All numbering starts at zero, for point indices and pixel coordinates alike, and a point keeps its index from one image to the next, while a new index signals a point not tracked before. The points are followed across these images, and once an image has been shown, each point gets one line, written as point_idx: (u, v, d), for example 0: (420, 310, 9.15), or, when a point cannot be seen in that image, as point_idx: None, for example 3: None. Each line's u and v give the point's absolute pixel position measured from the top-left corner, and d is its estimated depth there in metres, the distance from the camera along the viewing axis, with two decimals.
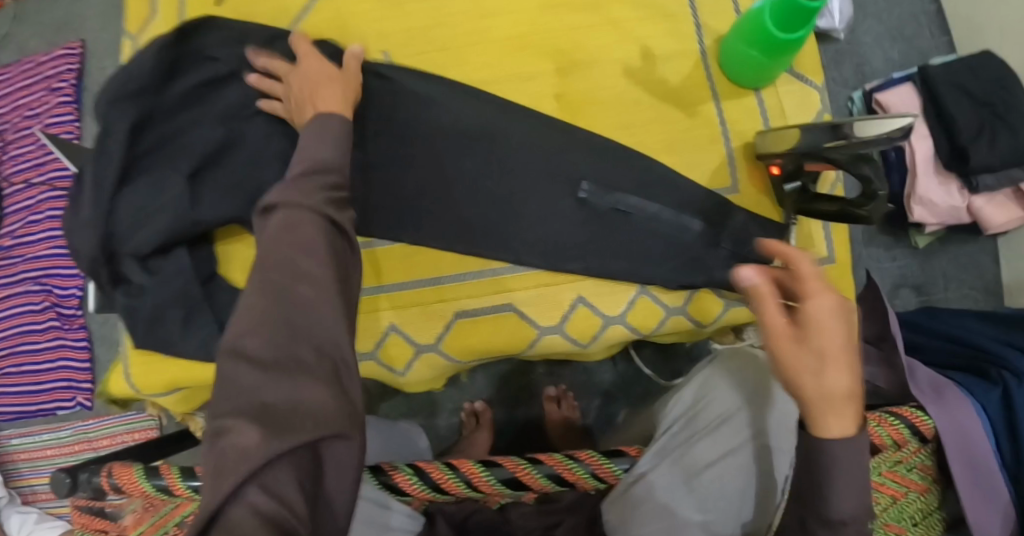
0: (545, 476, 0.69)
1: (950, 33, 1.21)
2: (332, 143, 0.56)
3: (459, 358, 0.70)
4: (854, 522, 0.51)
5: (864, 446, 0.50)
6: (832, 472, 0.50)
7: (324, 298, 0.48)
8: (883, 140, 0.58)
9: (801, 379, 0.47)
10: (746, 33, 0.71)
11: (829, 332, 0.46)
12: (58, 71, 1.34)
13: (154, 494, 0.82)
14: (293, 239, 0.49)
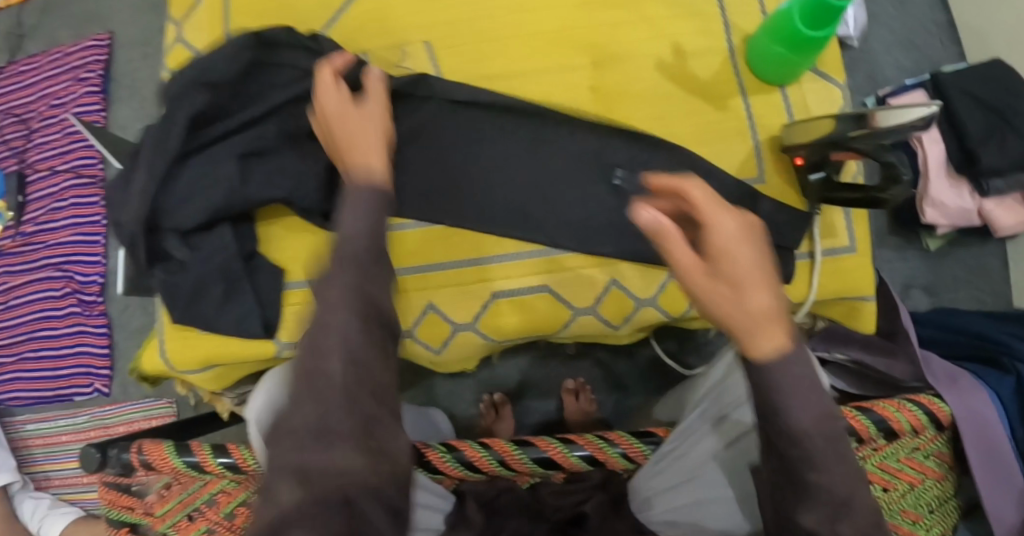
0: (577, 456, 0.71)
1: (960, 43, 1.25)
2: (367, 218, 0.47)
3: (494, 336, 0.73)
4: (815, 437, 0.44)
5: (804, 356, 0.45)
6: (786, 395, 0.44)
7: None
8: (906, 128, 0.61)
9: (721, 307, 0.45)
10: (772, 32, 0.73)
11: (734, 255, 0.45)
12: (85, 61, 1.37)
13: (184, 470, 0.84)
14: None
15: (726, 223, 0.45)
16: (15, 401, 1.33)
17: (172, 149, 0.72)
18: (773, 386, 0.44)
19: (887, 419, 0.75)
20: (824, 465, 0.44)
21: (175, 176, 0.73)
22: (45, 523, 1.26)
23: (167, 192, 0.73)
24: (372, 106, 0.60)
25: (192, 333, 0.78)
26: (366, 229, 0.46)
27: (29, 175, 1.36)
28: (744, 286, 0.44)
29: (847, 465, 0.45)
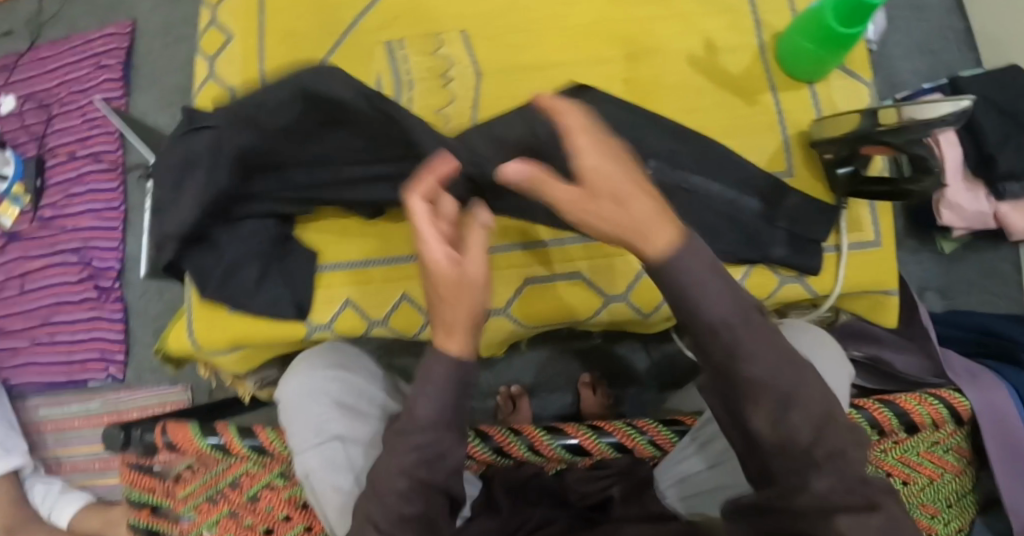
0: (605, 442, 0.76)
1: (977, 49, 1.26)
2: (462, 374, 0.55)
3: (526, 323, 0.73)
4: (732, 321, 0.48)
5: (693, 241, 0.48)
6: (694, 291, 0.48)
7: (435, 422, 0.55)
8: (936, 122, 0.63)
9: (610, 222, 0.46)
10: (805, 28, 0.74)
11: (607, 174, 0.44)
12: (107, 48, 1.38)
13: (208, 453, 0.82)
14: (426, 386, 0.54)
15: (588, 155, 0.44)
16: (29, 385, 1.34)
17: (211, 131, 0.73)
18: (677, 285, 0.48)
19: (909, 412, 0.76)
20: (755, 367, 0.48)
21: None
22: (56, 508, 1.26)
23: None
24: (473, 247, 0.50)
25: (222, 312, 0.78)
26: (432, 418, 0.55)
27: (48, 160, 1.36)
28: (629, 201, 0.44)
29: (772, 344, 0.49)
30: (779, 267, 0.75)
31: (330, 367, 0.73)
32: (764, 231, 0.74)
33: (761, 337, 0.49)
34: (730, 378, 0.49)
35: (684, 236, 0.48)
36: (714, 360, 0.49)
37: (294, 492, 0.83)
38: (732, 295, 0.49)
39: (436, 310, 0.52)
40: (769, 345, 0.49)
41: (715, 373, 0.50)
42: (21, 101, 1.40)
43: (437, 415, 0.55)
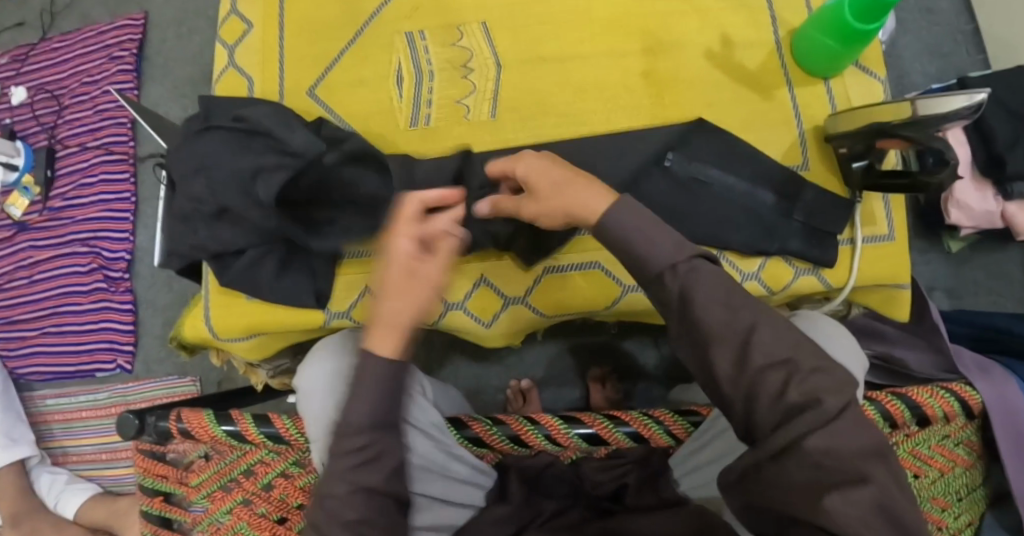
0: (623, 432, 0.74)
1: (985, 52, 1.27)
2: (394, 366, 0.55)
3: (545, 311, 0.75)
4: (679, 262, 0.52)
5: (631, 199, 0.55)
6: (637, 241, 0.54)
7: (361, 402, 0.54)
8: (951, 116, 0.62)
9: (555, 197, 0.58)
10: (822, 24, 0.74)
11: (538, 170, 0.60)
12: (120, 40, 1.38)
13: (224, 440, 0.82)
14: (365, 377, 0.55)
15: (522, 163, 0.61)
16: (37, 375, 1.34)
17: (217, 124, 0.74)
18: (622, 236, 0.54)
19: (921, 405, 0.76)
20: (709, 310, 0.51)
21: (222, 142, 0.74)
22: (62, 499, 1.26)
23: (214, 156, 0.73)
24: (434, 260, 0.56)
25: (240, 299, 0.79)
26: (368, 420, 0.54)
27: (58, 151, 1.37)
28: (565, 185, 0.58)
29: (728, 299, 0.51)
30: (793, 258, 0.76)
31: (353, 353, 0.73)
32: (781, 224, 0.75)
33: (711, 278, 0.52)
34: (693, 326, 0.52)
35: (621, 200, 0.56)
36: (672, 310, 0.53)
37: (309, 480, 0.82)
38: (677, 243, 0.53)
39: (376, 311, 0.55)
40: (721, 287, 0.51)
41: (681, 327, 0.53)
42: (32, 92, 1.40)
43: (373, 418, 0.54)
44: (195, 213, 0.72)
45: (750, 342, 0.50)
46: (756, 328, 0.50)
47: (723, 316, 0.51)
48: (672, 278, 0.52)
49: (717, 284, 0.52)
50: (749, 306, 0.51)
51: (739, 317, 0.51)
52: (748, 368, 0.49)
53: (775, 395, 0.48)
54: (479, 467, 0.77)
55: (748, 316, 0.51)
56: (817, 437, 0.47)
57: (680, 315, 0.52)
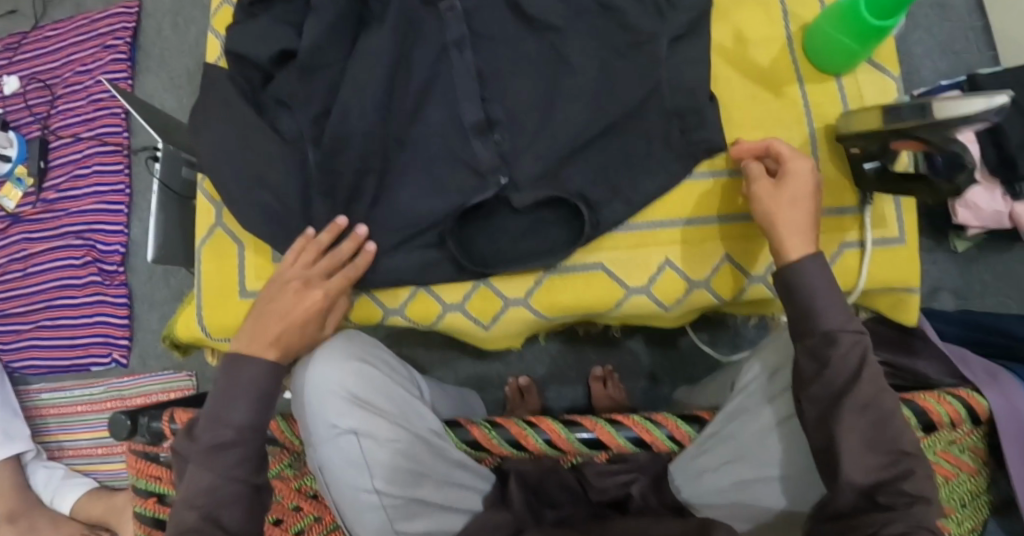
0: (624, 437, 0.74)
1: (996, 48, 1.25)
2: (247, 406, 0.63)
3: (545, 313, 0.77)
4: (844, 332, 0.60)
5: (803, 240, 0.64)
6: (810, 297, 0.62)
7: (238, 404, 0.63)
8: (961, 122, 0.59)
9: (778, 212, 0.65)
10: (837, 20, 0.73)
11: (798, 185, 0.65)
12: (113, 28, 1.36)
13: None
14: (243, 379, 0.64)
15: (797, 162, 0.66)
16: (32, 369, 1.32)
17: (407, 176, 0.75)
18: (799, 285, 0.62)
19: (928, 412, 0.76)
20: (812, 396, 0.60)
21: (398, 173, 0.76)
22: (58, 493, 1.25)
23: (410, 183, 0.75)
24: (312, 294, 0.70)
25: (234, 297, 0.77)
26: (246, 423, 0.62)
27: (51, 141, 1.35)
28: (786, 180, 0.66)
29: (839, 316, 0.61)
30: None
31: (352, 358, 0.70)
32: None
33: (823, 275, 0.62)
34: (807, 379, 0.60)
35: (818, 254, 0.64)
36: (810, 340, 0.61)
37: (306, 481, 0.78)
38: (845, 315, 0.61)
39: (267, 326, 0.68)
40: (827, 292, 0.62)
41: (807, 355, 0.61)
42: (25, 81, 1.38)
43: (249, 421, 0.62)
44: (406, 232, 0.74)
45: (886, 418, 0.57)
46: (882, 390, 0.58)
47: (838, 326, 0.60)
48: (840, 345, 0.59)
49: (852, 344, 0.59)
50: (859, 340, 0.60)
51: (835, 335, 0.60)
52: (837, 413, 0.58)
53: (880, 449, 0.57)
54: (477, 469, 0.76)
55: (881, 382, 0.58)
56: (910, 482, 0.56)
57: (764, 211, 0.66)
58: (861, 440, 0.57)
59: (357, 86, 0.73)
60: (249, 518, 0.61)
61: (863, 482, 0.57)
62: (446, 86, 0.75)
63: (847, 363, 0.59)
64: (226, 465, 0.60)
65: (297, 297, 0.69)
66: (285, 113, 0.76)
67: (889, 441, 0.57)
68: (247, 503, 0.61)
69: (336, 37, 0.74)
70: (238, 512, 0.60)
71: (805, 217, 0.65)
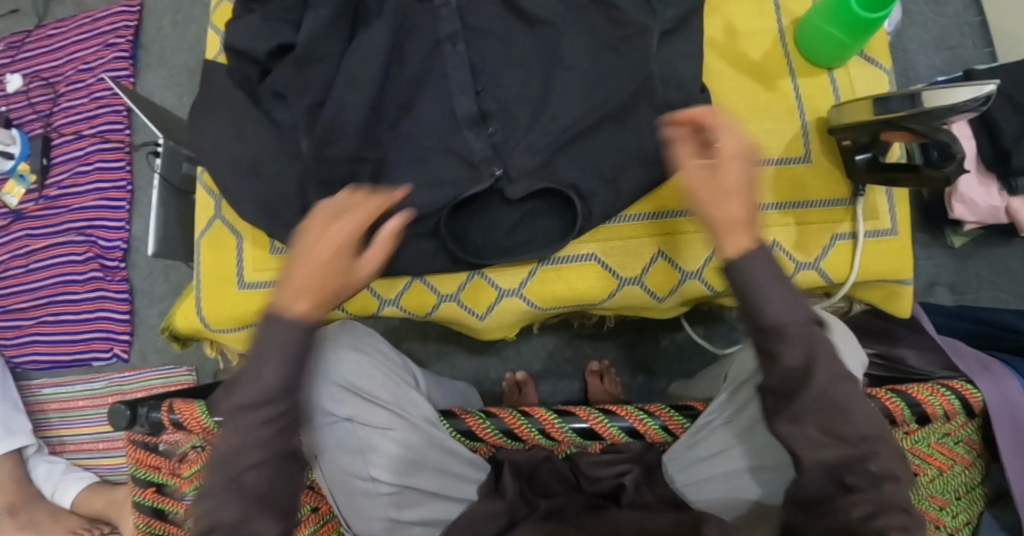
0: (617, 428, 0.74)
1: (992, 44, 1.25)
2: (278, 364, 0.54)
3: (539, 303, 0.78)
4: (789, 323, 0.56)
5: (740, 233, 0.58)
6: (754, 293, 0.57)
7: (269, 361, 0.54)
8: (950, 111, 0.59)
9: (709, 206, 0.59)
10: (827, 12, 0.74)
11: (728, 171, 0.59)
12: (115, 27, 1.38)
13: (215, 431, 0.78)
14: (276, 338, 0.54)
15: (729, 141, 0.59)
16: (33, 364, 1.33)
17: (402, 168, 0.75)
18: (744, 287, 0.57)
19: (921, 403, 0.77)
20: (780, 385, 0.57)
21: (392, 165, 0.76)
22: (59, 488, 1.26)
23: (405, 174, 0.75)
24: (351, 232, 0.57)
25: (232, 288, 0.78)
26: (277, 385, 0.54)
27: (53, 139, 1.36)
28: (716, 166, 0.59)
29: (791, 304, 0.57)
30: (794, 253, 0.75)
31: (347, 347, 0.71)
32: (776, 225, 0.76)
33: (766, 267, 0.57)
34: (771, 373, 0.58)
35: (760, 247, 0.58)
36: (758, 340, 0.58)
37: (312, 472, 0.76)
38: (792, 304, 0.57)
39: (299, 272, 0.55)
40: (772, 283, 0.57)
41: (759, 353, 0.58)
42: (27, 80, 1.40)
43: (287, 383, 0.54)
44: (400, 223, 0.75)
45: (841, 409, 0.56)
46: (837, 377, 0.56)
47: (785, 317, 0.57)
48: (787, 339, 0.56)
49: (801, 331, 0.56)
50: (805, 332, 0.56)
51: (779, 329, 0.56)
52: (794, 401, 0.56)
53: (840, 434, 0.56)
54: (470, 457, 0.76)
55: (835, 370, 0.56)
56: (877, 464, 0.55)
57: (700, 197, 0.60)
58: (819, 426, 0.56)
59: (351, 79, 0.74)
60: (275, 482, 0.55)
61: (823, 467, 0.56)
62: (439, 80, 0.76)
63: (796, 352, 0.56)
64: (252, 425, 0.54)
65: (327, 237, 0.57)
66: (280, 106, 0.77)
67: (847, 428, 0.56)
68: (274, 467, 0.55)
69: (331, 30, 0.75)
70: (266, 476, 0.54)
71: (739, 205, 0.59)
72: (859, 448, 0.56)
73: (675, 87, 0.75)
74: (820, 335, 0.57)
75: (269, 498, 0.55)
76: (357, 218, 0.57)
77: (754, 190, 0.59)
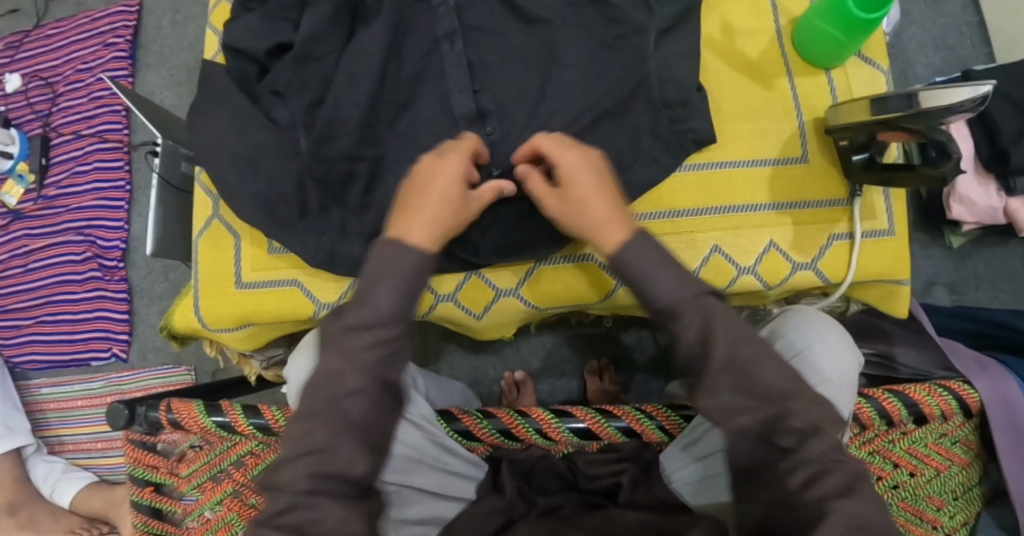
0: (615, 428, 0.74)
1: (991, 45, 1.25)
2: (395, 290, 0.56)
3: (536, 303, 0.78)
4: (679, 301, 0.58)
5: (617, 226, 0.63)
6: (644, 281, 0.60)
7: (385, 285, 0.56)
8: (947, 110, 0.59)
9: (580, 217, 0.65)
10: (825, 12, 0.74)
11: (577, 179, 0.65)
12: (114, 27, 1.38)
13: (213, 431, 0.79)
14: (391, 261, 0.57)
15: (566, 158, 0.65)
16: (32, 364, 1.33)
17: (398, 167, 0.75)
18: (636, 276, 0.60)
19: (918, 403, 0.77)
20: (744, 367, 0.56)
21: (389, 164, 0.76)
22: (58, 487, 1.26)
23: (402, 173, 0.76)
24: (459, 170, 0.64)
25: (230, 288, 0.78)
26: (392, 310, 0.55)
27: (52, 139, 1.36)
28: (571, 179, 0.65)
29: (677, 283, 0.59)
30: (792, 252, 0.75)
31: None
32: (774, 225, 0.76)
33: (649, 251, 0.61)
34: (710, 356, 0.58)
35: (638, 235, 0.62)
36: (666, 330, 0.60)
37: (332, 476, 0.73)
38: (677, 282, 0.59)
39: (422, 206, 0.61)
40: (657, 265, 0.59)
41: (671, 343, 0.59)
42: (26, 80, 1.40)
43: (398, 310, 0.55)
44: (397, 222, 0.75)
45: (750, 368, 0.55)
46: (740, 340, 0.56)
47: (676, 297, 0.58)
48: (680, 320, 0.58)
49: (696, 310, 0.57)
50: (702, 307, 0.57)
51: (676, 309, 0.58)
52: (704, 379, 0.56)
53: (754, 392, 0.55)
54: (467, 457, 0.76)
55: (735, 334, 0.56)
56: (799, 419, 0.54)
57: (570, 223, 0.66)
58: (733, 388, 0.55)
59: (347, 78, 0.74)
60: (375, 415, 0.53)
61: (752, 429, 0.55)
62: (437, 79, 0.76)
63: (692, 330, 0.57)
64: (357, 350, 0.54)
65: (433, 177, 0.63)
66: (279, 104, 0.77)
67: (761, 384, 0.55)
68: (375, 396, 0.53)
69: (328, 28, 0.75)
70: (365, 404, 0.53)
71: (602, 205, 0.64)
72: (772, 403, 0.55)
73: (671, 86, 0.75)
74: (715, 301, 0.58)
75: (366, 430, 0.53)
76: (466, 156, 0.65)
77: (613, 191, 0.65)
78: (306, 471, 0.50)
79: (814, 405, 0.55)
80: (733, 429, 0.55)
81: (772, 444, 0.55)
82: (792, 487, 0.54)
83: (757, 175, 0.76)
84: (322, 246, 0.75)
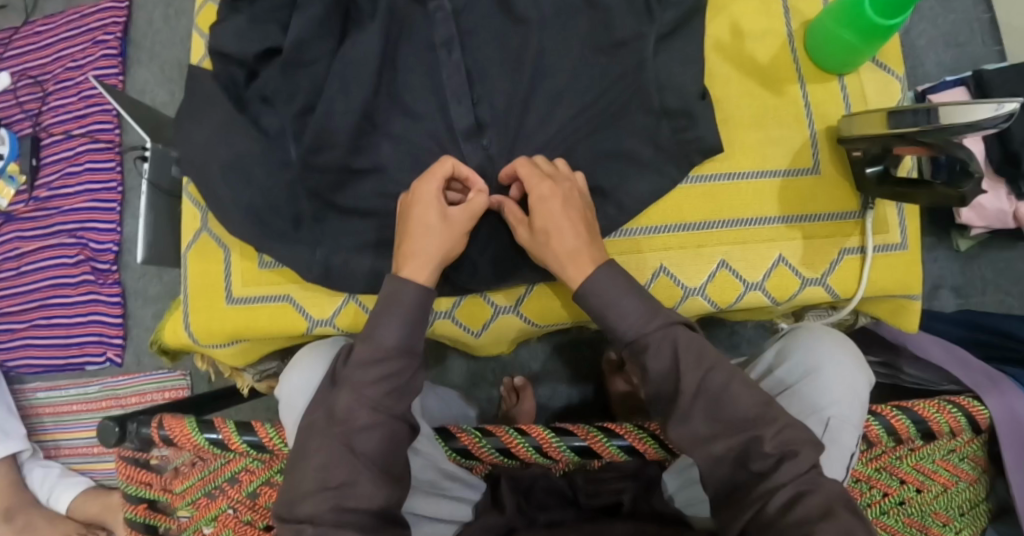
0: (616, 446, 0.72)
1: (1002, 42, 1.22)
2: (399, 327, 0.62)
3: (535, 321, 0.77)
4: (649, 333, 0.62)
5: (583, 260, 0.65)
6: (609, 310, 0.63)
7: (388, 326, 0.62)
8: (963, 128, 0.58)
9: (547, 248, 0.66)
10: (840, 16, 0.71)
11: (549, 212, 0.66)
12: (104, 23, 1.35)
13: (206, 448, 0.77)
14: (392, 304, 0.63)
15: (542, 186, 0.66)
16: (27, 368, 1.31)
17: (394, 178, 0.74)
18: (601, 304, 0.63)
19: (927, 420, 0.74)
20: (720, 398, 0.59)
21: (383, 173, 0.74)
22: (54, 493, 1.24)
23: (398, 183, 0.73)
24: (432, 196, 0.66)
25: (220, 303, 0.77)
26: (395, 345, 0.61)
27: (43, 138, 1.33)
28: (544, 208, 0.66)
29: (647, 313, 0.63)
30: (801, 269, 0.73)
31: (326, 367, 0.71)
32: (783, 239, 0.73)
33: (614, 284, 0.64)
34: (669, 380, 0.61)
35: (603, 268, 0.64)
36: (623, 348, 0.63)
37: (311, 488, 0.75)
38: (642, 314, 0.62)
39: (411, 242, 0.65)
40: (623, 298, 0.63)
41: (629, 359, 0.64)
42: (15, 78, 1.36)
43: (403, 341, 0.62)
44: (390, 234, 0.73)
45: (721, 395, 0.59)
46: (709, 369, 0.60)
47: (643, 327, 0.62)
48: (649, 343, 0.62)
49: (663, 337, 0.61)
50: (668, 333, 0.61)
51: (643, 340, 0.62)
52: (676, 407, 0.60)
53: (727, 420, 0.59)
54: (466, 478, 0.75)
55: (705, 364, 0.60)
56: (771, 443, 0.58)
57: (537, 252, 0.67)
58: (708, 406, 0.59)
59: (342, 88, 0.72)
60: (387, 447, 0.61)
61: (726, 456, 0.59)
62: (433, 86, 0.74)
63: (661, 359, 0.61)
64: (366, 384, 0.60)
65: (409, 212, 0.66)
66: (269, 112, 0.74)
67: (733, 410, 0.59)
68: (384, 430, 0.60)
69: (320, 34, 0.73)
70: (374, 437, 0.60)
71: (570, 239, 0.65)
72: (744, 429, 0.59)
73: (673, 93, 0.73)
74: (683, 333, 0.62)
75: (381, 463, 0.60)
76: (438, 182, 0.66)
77: (583, 222, 0.67)
78: (327, 503, 0.58)
79: (789, 428, 0.58)
80: (707, 456, 0.59)
81: (746, 468, 0.58)
82: (771, 511, 0.56)
83: (766, 187, 0.74)
84: (316, 259, 0.72)
